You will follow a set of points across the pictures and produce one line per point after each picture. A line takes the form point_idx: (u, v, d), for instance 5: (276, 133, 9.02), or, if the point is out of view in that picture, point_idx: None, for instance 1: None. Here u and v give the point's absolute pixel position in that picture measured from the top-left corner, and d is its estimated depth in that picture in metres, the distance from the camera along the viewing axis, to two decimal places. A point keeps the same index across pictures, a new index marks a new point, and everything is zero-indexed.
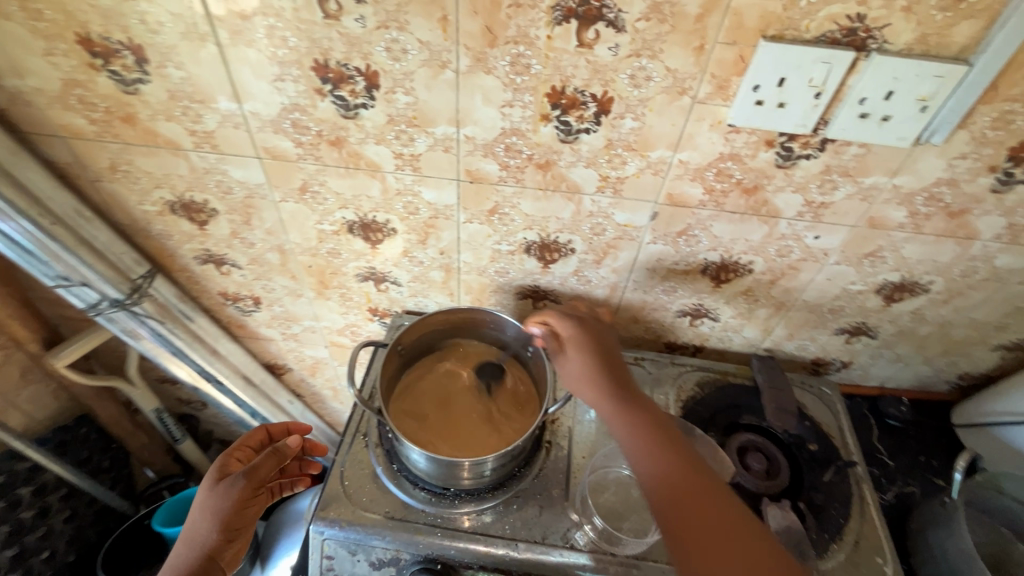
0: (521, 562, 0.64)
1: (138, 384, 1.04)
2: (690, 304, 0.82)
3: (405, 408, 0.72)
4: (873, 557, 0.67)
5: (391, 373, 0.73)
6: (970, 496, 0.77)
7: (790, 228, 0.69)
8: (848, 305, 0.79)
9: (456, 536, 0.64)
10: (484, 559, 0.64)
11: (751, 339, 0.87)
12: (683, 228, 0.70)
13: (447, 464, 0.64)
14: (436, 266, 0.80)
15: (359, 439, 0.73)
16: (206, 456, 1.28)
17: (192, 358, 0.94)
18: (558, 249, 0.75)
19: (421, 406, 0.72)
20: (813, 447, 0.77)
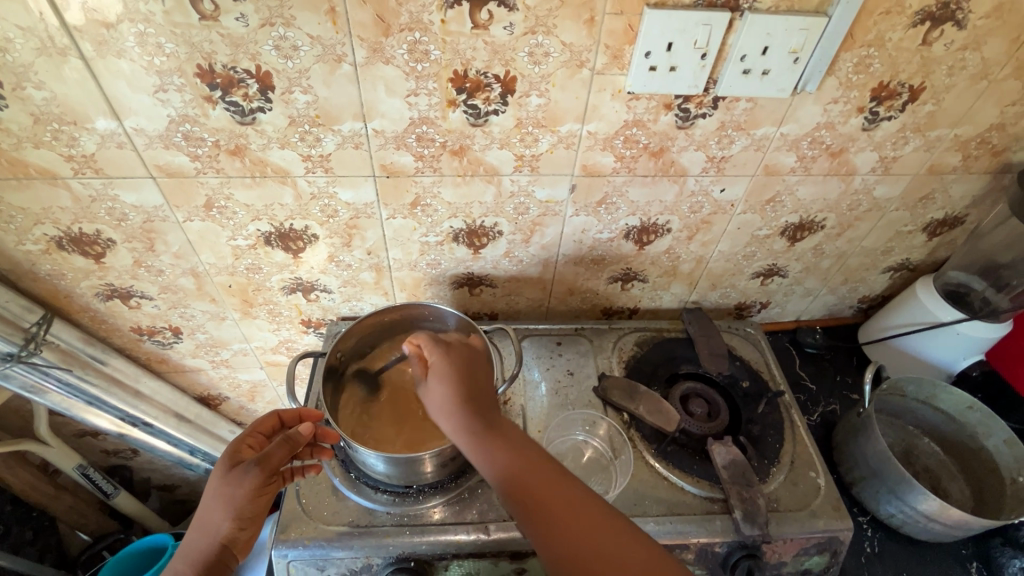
0: (492, 543, 0.64)
1: (53, 443, 0.95)
2: (619, 270, 0.85)
3: (353, 415, 0.71)
4: (808, 473, 0.74)
5: (333, 382, 0.72)
6: (880, 404, 0.87)
7: (698, 184, 0.73)
8: (759, 249, 0.85)
9: (425, 531, 0.64)
10: (456, 548, 0.64)
11: (679, 294, 0.92)
12: (602, 197, 0.73)
13: (403, 462, 0.63)
14: (365, 267, 0.78)
15: None
16: (146, 506, 1.19)
17: (111, 404, 0.87)
18: (486, 233, 0.76)
19: (370, 410, 0.72)
20: (745, 384, 0.83)
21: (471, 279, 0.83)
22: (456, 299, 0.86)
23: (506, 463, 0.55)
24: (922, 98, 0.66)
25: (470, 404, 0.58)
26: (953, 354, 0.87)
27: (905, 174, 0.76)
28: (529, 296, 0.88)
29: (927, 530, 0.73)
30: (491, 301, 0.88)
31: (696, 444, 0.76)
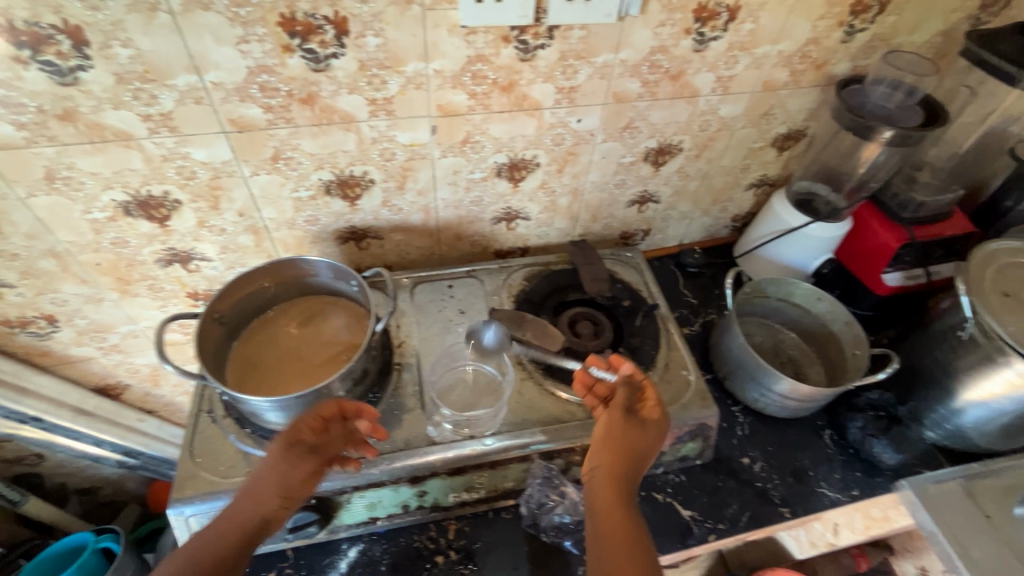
0: (390, 472, 0.68)
1: None
2: (500, 209, 0.89)
3: (241, 374, 0.71)
4: (680, 371, 0.82)
5: (216, 344, 0.71)
6: (748, 308, 0.96)
7: (555, 116, 0.77)
8: (628, 176, 0.91)
9: (324, 471, 0.67)
10: (356, 481, 0.67)
11: (564, 229, 0.98)
12: (465, 136, 0.76)
13: (291, 409, 0.65)
14: (241, 229, 0.78)
15: (204, 417, 0.72)
16: (65, 509, 1.16)
17: None
18: (358, 183, 0.77)
19: (257, 369, 0.71)
20: (626, 302, 0.90)
21: (355, 232, 0.84)
22: (345, 255, 0.88)
23: (610, 495, 0.58)
24: (741, 17, 0.72)
25: (645, 433, 0.63)
26: (807, 255, 0.97)
27: (743, 92, 0.83)
28: (418, 244, 0.91)
29: (784, 407, 0.84)
30: (381, 254, 0.90)
31: (582, 359, 0.82)
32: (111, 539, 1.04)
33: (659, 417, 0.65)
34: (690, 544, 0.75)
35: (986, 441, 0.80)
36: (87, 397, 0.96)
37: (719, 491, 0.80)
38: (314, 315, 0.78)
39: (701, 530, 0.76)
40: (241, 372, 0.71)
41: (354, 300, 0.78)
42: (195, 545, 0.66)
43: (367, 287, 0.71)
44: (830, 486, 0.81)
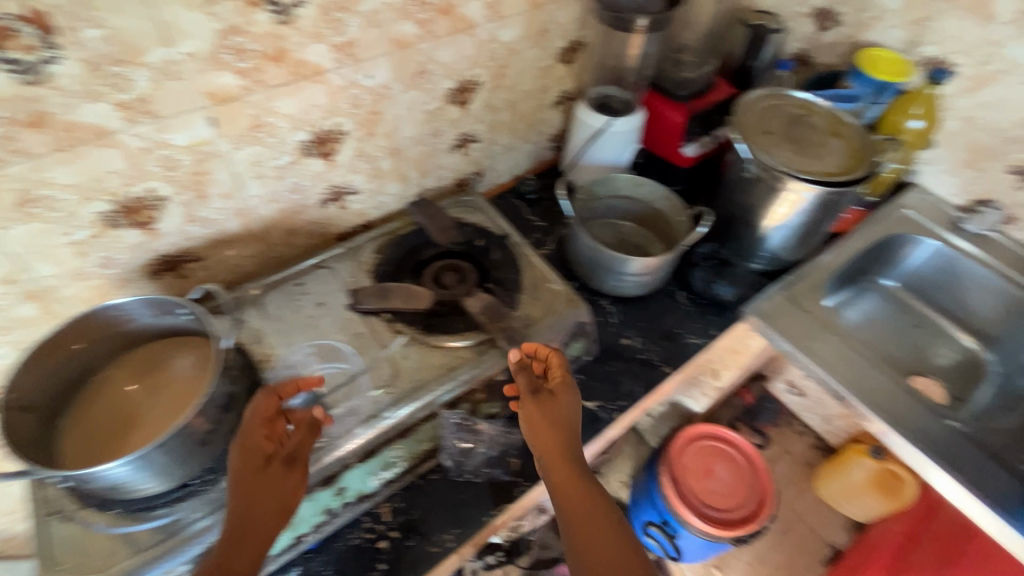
0: None
1: None
2: (324, 190, 0.85)
3: (80, 455, 0.61)
4: (547, 285, 0.87)
5: (33, 435, 0.60)
6: (588, 213, 1.04)
7: (342, 78, 0.74)
8: (440, 122, 0.92)
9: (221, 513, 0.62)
10: None
11: (399, 192, 0.96)
12: (253, 121, 0.70)
13: (152, 465, 0.58)
14: (16, 299, 0.66)
15: (55, 518, 0.62)
16: None
17: None
18: (145, 205, 0.68)
19: (99, 441, 0.62)
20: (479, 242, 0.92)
21: (167, 261, 0.75)
22: (166, 289, 0.78)
23: (562, 469, 0.65)
24: None
25: (557, 404, 0.68)
26: (619, 151, 1.06)
27: (516, 14, 0.87)
28: (248, 253, 0.83)
29: (641, 285, 0.93)
30: (210, 275, 0.82)
31: (455, 307, 0.82)
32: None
33: (560, 381, 0.70)
34: (603, 429, 0.82)
35: (791, 252, 0.98)
36: None
37: (613, 375, 0.88)
38: (151, 363, 0.68)
39: (608, 414, 0.83)
40: (78, 453, 0.61)
41: (188, 331, 0.69)
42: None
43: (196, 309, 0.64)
44: (694, 335, 0.94)
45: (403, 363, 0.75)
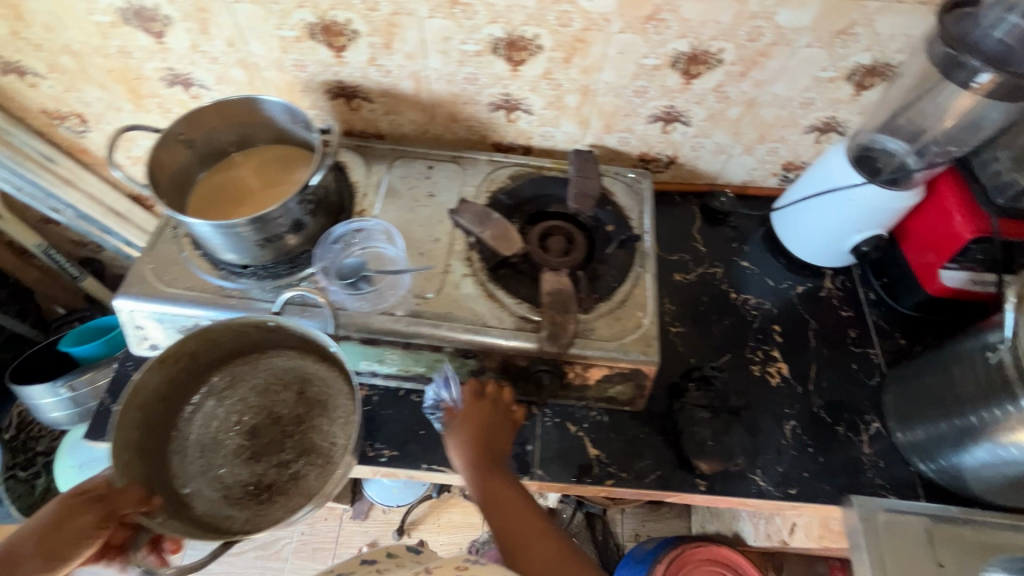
0: (479, 342, 0.70)
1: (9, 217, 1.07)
2: (661, 107, 0.82)
3: (209, 199, 0.75)
4: (635, 312, 0.74)
5: (180, 168, 0.74)
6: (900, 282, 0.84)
7: (761, 4, 0.67)
8: (819, 96, 0.79)
9: (422, 324, 0.70)
10: (446, 342, 0.71)
11: (723, 145, 0.89)
12: (652, 12, 0.69)
13: (237, 235, 0.68)
14: (404, 75, 0.79)
15: (268, 270, 0.74)
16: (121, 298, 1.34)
17: (36, 180, 0.97)
18: (525, 46, 0.74)
19: (225, 197, 0.75)
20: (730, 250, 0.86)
21: (508, 102, 0.83)
22: (489, 122, 0.87)
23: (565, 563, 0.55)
24: None
25: (481, 411, 0.68)
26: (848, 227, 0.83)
27: None
28: (564, 130, 0.87)
29: (904, 388, 0.74)
30: (527, 132, 0.88)
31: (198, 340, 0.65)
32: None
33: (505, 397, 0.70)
34: (752, 493, 0.71)
35: (989, 493, 0.66)
36: (121, 201, 1.07)
37: (804, 456, 0.74)
38: (380, 170, 0.85)
39: (767, 485, 0.72)
40: (202, 204, 0.75)
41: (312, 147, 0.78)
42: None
43: (495, 165, 0.87)
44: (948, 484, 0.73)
45: (632, 300, 0.75)
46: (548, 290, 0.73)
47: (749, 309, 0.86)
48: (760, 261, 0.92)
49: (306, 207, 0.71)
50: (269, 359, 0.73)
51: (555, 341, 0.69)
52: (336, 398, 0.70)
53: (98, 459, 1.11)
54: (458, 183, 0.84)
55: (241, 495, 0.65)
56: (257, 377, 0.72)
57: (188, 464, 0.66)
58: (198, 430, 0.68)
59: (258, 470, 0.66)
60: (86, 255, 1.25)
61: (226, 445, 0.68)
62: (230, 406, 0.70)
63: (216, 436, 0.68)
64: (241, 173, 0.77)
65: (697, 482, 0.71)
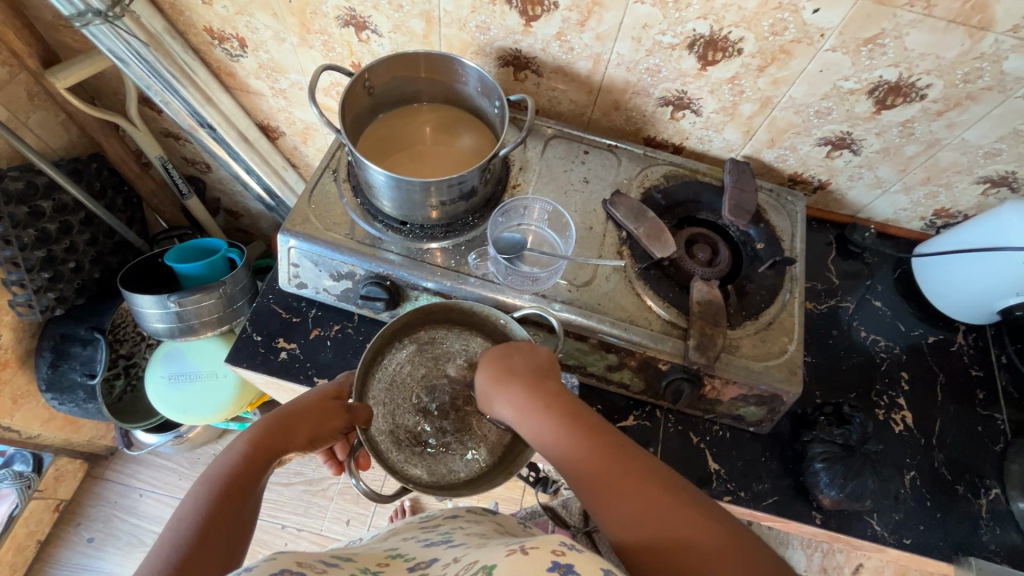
0: (623, 340, 0.70)
1: (140, 127, 1.08)
2: (837, 131, 0.79)
3: (377, 148, 0.75)
4: (781, 337, 0.73)
5: (359, 113, 0.74)
6: None
7: (994, 46, 0.64)
8: (1009, 149, 0.76)
9: (569, 311, 0.70)
10: (590, 333, 0.70)
11: (882, 180, 0.86)
12: (874, 35, 0.66)
13: (409, 192, 0.68)
14: (585, 55, 0.77)
15: (422, 230, 0.74)
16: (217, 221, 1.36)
17: (183, 98, 0.96)
18: (723, 47, 0.72)
19: (393, 148, 0.75)
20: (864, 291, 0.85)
21: (679, 100, 0.81)
22: (651, 116, 0.85)
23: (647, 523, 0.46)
24: None
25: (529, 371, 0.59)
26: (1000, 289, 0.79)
27: None
28: (724, 137, 0.85)
29: None
30: (686, 132, 0.86)
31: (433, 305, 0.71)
32: (237, 252, 1.18)
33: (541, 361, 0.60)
34: (866, 536, 0.71)
35: None
36: (251, 129, 1.07)
37: (921, 509, 0.74)
38: (534, 147, 0.84)
39: (881, 529, 0.72)
40: (371, 152, 0.75)
41: (486, 119, 0.77)
42: (359, 299, 0.74)
43: (648, 160, 0.85)
44: None
45: (779, 324, 0.74)
46: (698, 300, 0.71)
47: (878, 351, 0.85)
48: (892, 303, 0.90)
49: (482, 176, 0.70)
50: (470, 337, 0.73)
51: (703, 353, 0.68)
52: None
53: (194, 375, 1.17)
54: (612, 173, 0.83)
55: (402, 440, 0.68)
56: (454, 343, 0.73)
57: (374, 389, 0.70)
58: (393, 366, 0.72)
59: (422, 424, 0.70)
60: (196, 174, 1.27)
61: (409, 389, 0.71)
62: (425, 359, 0.73)
63: (406, 379, 0.71)
64: (410, 127, 0.77)
65: (813, 514, 0.72)
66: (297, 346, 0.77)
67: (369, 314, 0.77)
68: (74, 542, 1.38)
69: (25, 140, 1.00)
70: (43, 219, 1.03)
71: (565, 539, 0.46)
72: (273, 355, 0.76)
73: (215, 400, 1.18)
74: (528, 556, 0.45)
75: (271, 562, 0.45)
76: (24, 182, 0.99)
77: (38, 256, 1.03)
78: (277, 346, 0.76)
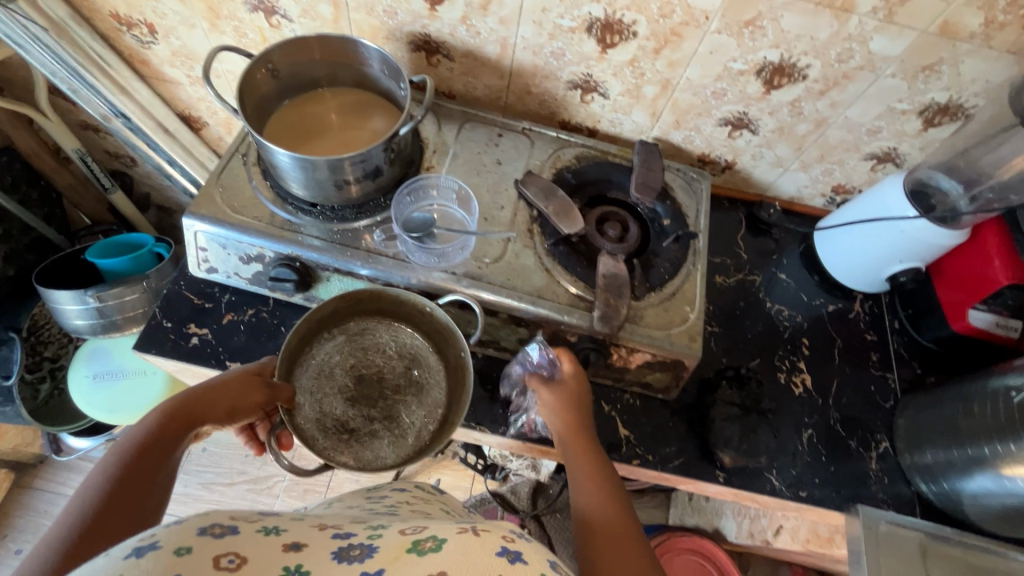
0: (529, 313, 0.72)
1: (52, 118, 1.05)
2: (734, 112, 0.84)
3: (284, 131, 0.75)
4: (683, 306, 0.77)
5: (262, 96, 0.74)
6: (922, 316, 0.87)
7: (859, 28, 0.69)
8: (887, 126, 0.81)
9: (477, 287, 0.72)
10: (498, 307, 0.72)
11: (782, 158, 0.91)
12: (753, 17, 0.70)
13: (315, 172, 0.69)
14: (492, 40, 0.79)
15: (331, 212, 0.75)
16: (145, 216, 1.33)
17: (92, 85, 0.95)
18: (620, 30, 0.75)
19: (300, 131, 0.76)
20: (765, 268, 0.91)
21: (586, 83, 0.84)
22: (562, 100, 0.87)
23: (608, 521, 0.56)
24: None
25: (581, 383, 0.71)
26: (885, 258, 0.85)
27: None
28: (634, 120, 0.88)
29: (918, 415, 0.78)
30: (597, 115, 0.89)
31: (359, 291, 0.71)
32: (163, 246, 1.16)
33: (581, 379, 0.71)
34: (765, 490, 0.76)
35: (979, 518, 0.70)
36: (171, 119, 1.05)
37: (816, 463, 0.79)
38: (449, 130, 0.86)
39: (779, 484, 0.76)
40: (277, 135, 0.75)
41: (395, 100, 0.78)
42: (270, 282, 0.74)
43: (560, 143, 0.88)
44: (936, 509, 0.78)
45: (682, 295, 0.77)
46: (603, 272, 0.74)
47: (782, 320, 0.90)
48: (796, 275, 0.95)
49: (387, 155, 0.71)
50: (398, 327, 0.76)
51: (606, 322, 0.71)
52: (432, 390, 0.73)
53: (120, 372, 1.15)
54: (525, 155, 0.85)
55: (329, 428, 0.68)
56: (383, 334, 0.75)
57: (302, 380, 0.70)
58: (321, 358, 0.72)
59: (350, 413, 0.70)
60: (119, 168, 1.24)
61: (336, 377, 0.71)
62: (353, 349, 0.74)
63: (334, 370, 0.72)
64: (318, 111, 0.78)
65: (717, 473, 0.76)
66: (209, 331, 0.76)
67: (282, 298, 0.77)
68: None
69: None
70: None
71: (515, 531, 0.51)
72: (183, 341, 0.75)
73: (143, 398, 1.15)
74: (478, 535, 0.47)
75: (200, 518, 0.42)
76: None
77: None
78: (188, 332, 0.76)
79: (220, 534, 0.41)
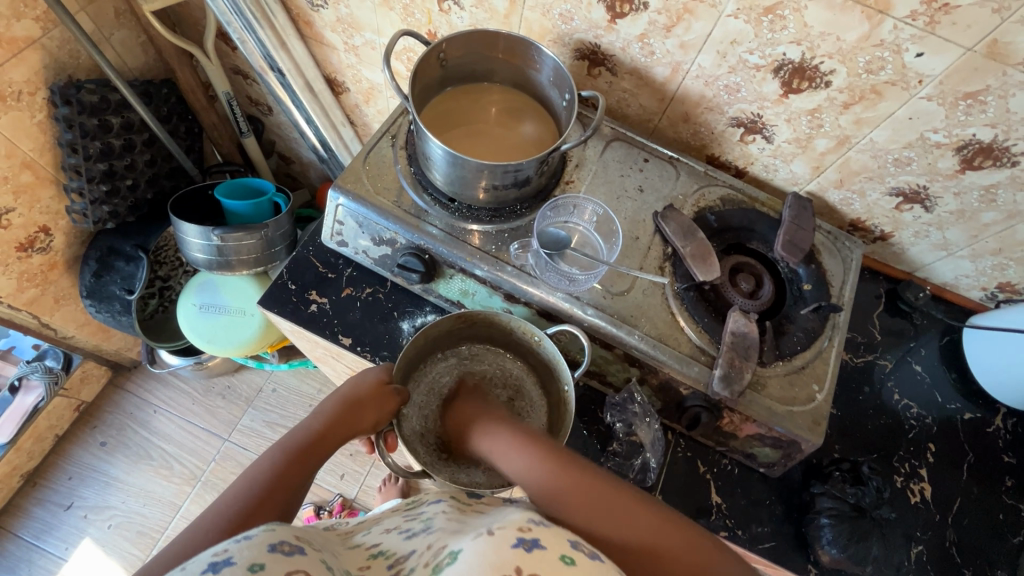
0: (644, 354, 0.69)
1: (213, 60, 1.10)
2: (911, 184, 0.76)
3: (439, 120, 0.75)
4: (810, 383, 0.71)
5: (428, 82, 0.73)
6: None
7: None
8: None
9: (597, 316, 0.69)
10: (614, 342, 0.69)
11: (949, 242, 0.82)
12: (976, 90, 0.62)
13: (463, 171, 0.67)
14: (664, 62, 0.75)
15: (465, 209, 0.74)
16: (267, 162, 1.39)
17: (259, 38, 0.98)
18: (811, 77, 0.69)
19: (455, 123, 0.75)
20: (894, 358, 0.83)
21: (752, 124, 0.78)
22: (719, 135, 0.82)
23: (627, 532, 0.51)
24: None
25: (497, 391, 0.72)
26: None
27: None
28: (791, 170, 0.82)
29: None
30: (751, 157, 0.83)
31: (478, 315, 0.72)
32: (282, 197, 1.20)
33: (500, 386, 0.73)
34: None
35: None
36: (319, 80, 1.08)
37: None
38: (594, 146, 0.82)
39: None
40: (432, 122, 0.74)
41: (553, 112, 0.77)
42: (395, 267, 0.75)
43: (705, 179, 0.83)
44: None
45: (811, 372, 0.71)
46: (732, 330, 0.69)
47: (908, 417, 0.82)
48: (933, 370, 0.86)
49: (538, 167, 0.69)
50: (505, 356, 0.79)
51: (728, 385, 0.66)
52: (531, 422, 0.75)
53: (224, 308, 1.21)
54: (667, 186, 0.81)
55: (431, 442, 0.73)
56: (490, 362, 0.79)
57: (414, 394, 0.75)
58: (432, 376, 0.77)
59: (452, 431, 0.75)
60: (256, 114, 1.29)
61: (444, 397, 0.76)
62: (462, 373, 0.78)
63: (443, 390, 0.76)
64: (475, 107, 0.77)
65: (808, 567, 0.71)
66: (327, 301, 0.78)
67: (401, 282, 0.77)
68: (87, 443, 1.45)
69: (105, 55, 1.04)
70: (109, 134, 1.07)
71: (532, 519, 0.47)
72: (303, 306, 0.77)
73: (238, 336, 1.22)
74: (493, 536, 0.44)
75: (270, 533, 0.44)
76: (98, 96, 1.03)
77: (99, 168, 1.07)
78: (309, 298, 0.78)
79: (289, 552, 0.43)
